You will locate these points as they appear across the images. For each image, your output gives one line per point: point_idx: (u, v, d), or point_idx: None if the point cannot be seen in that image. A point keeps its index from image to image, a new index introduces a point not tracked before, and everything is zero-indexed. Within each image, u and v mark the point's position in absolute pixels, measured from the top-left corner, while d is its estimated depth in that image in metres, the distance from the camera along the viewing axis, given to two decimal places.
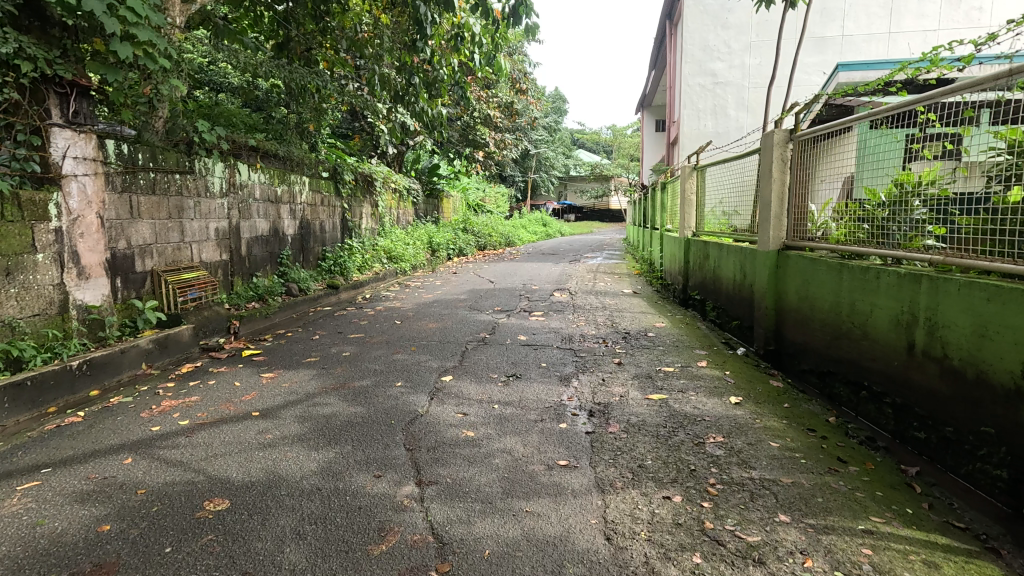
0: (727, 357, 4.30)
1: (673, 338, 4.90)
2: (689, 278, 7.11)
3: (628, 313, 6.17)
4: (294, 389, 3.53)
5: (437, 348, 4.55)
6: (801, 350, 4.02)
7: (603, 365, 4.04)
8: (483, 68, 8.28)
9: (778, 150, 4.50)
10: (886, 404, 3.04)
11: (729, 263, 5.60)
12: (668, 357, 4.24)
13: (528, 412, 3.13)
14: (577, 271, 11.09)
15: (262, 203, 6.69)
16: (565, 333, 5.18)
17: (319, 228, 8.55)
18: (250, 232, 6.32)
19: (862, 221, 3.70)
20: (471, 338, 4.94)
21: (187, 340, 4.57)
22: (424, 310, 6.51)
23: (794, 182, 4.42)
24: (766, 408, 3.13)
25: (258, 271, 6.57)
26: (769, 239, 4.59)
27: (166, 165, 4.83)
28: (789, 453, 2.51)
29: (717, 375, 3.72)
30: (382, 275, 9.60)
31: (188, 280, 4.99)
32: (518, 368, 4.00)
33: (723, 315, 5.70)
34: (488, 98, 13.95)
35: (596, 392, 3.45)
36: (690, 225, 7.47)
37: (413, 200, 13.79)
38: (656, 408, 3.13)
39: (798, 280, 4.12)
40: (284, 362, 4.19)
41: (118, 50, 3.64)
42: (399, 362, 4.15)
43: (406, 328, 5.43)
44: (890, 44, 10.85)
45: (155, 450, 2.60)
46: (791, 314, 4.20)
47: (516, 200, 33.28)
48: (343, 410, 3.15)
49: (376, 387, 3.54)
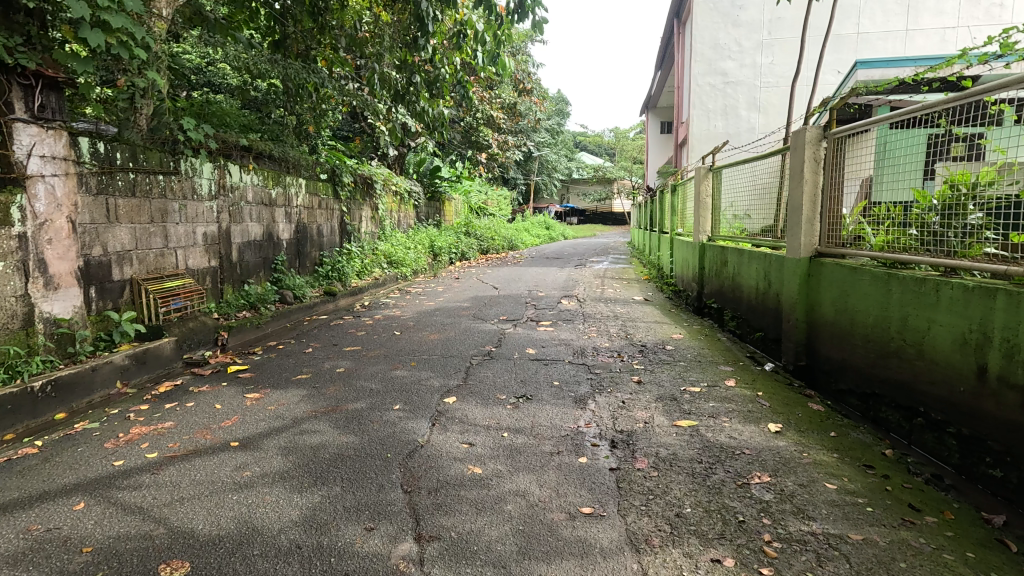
0: (756, 375, 3.93)
1: (694, 352, 4.53)
2: (704, 285, 6.75)
3: (641, 323, 5.81)
4: (281, 413, 3.17)
5: (439, 363, 4.19)
6: (839, 368, 3.65)
7: (622, 384, 3.68)
8: (486, 67, 7.95)
9: (810, 149, 4.12)
10: (949, 434, 2.68)
11: (751, 271, 5.22)
12: (691, 374, 3.87)
13: (542, 443, 2.77)
14: (583, 276, 10.75)
15: (255, 206, 6.34)
16: (577, 345, 4.82)
17: (316, 232, 8.21)
18: (241, 237, 5.98)
19: (906, 226, 3.36)
20: (476, 351, 4.57)
21: (169, 355, 4.22)
22: (426, 319, 6.15)
23: (828, 185, 4.06)
24: (812, 439, 2.76)
25: (251, 278, 6.23)
26: (800, 245, 4.21)
27: (148, 166, 4.49)
28: (850, 498, 2.15)
29: (750, 397, 3.36)
30: (382, 281, 9.26)
31: (172, 289, 4.65)
32: (528, 388, 3.64)
33: (744, 326, 5.33)
34: (490, 99, 13.59)
35: (617, 417, 3.09)
36: (705, 229, 7.08)
37: (415, 202, 13.47)
38: (686, 438, 2.77)
39: (834, 290, 3.75)
40: (272, 380, 3.84)
41: (88, 37, 3.30)
42: (398, 380, 3.79)
43: (406, 339, 5.08)
44: (907, 42, 10.52)
45: (113, 493, 2.25)
46: (827, 328, 3.83)
47: (518, 203, 32.93)
48: (333, 440, 2.79)
49: (372, 412, 3.18)
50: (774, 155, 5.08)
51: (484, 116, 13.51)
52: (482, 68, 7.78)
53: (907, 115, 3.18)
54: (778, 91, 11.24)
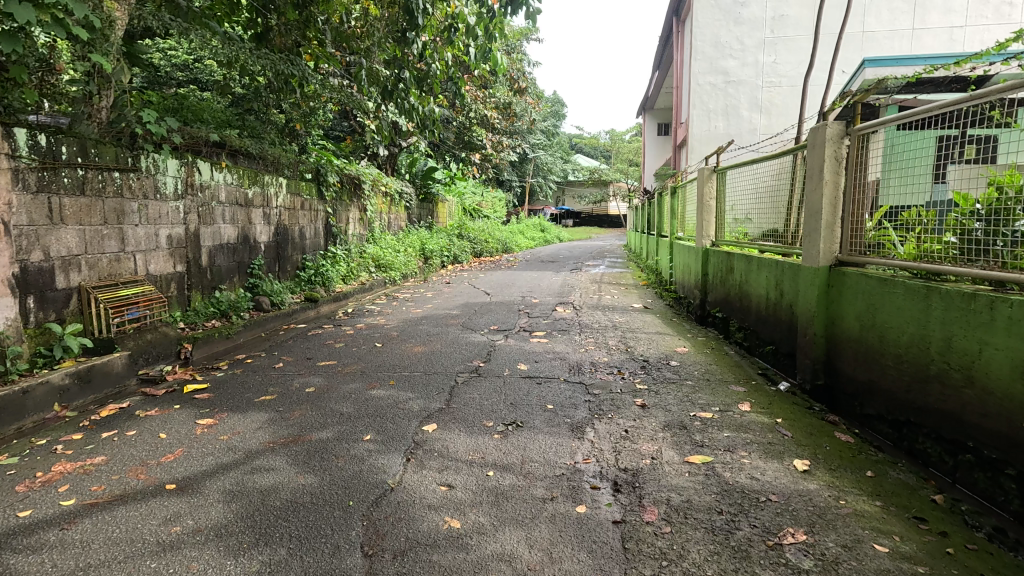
0: (772, 397, 3.54)
1: (701, 369, 4.14)
2: (708, 292, 6.37)
3: (642, 334, 5.43)
4: (233, 444, 2.75)
5: (421, 381, 3.78)
6: (866, 391, 3.28)
7: (624, 408, 3.29)
8: (479, 63, 7.56)
9: (831, 147, 3.71)
10: (1007, 477, 2.31)
11: (761, 279, 4.84)
12: (700, 396, 3.48)
13: (533, 486, 2.37)
14: (579, 281, 10.37)
15: (228, 206, 5.92)
16: (573, 360, 4.43)
17: (298, 234, 7.79)
18: (211, 240, 5.56)
19: (942, 234, 2.98)
20: (462, 367, 4.17)
21: (120, 371, 3.79)
22: (411, 328, 5.74)
23: (850, 186, 3.65)
24: (848, 480, 2.38)
25: (223, 284, 5.80)
26: (817, 253, 3.80)
27: (101, 161, 4.07)
28: (908, 567, 1.77)
29: (769, 426, 2.97)
30: (369, 285, 8.87)
31: (128, 297, 4.21)
32: (519, 412, 3.23)
33: (752, 338, 4.96)
34: (485, 98, 13.23)
35: (619, 451, 2.70)
36: (708, 234, 6.68)
37: (406, 204, 13.09)
38: (702, 480, 2.37)
39: (860, 303, 3.37)
40: (231, 402, 3.41)
41: (15, 11, 2.88)
42: (373, 402, 3.38)
43: (388, 352, 4.67)
44: (914, 41, 10.24)
45: (2, 559, 1.82)
46: (850, 345, 3.45)
47: (513, 204, 32.54)
48: (288, 482, 2.37)
49: (341, 442, 2.78)
50: (785, 154, 4.69)
51: (477, 116, 13.48)
52: (475, 64, 7.40)
53: (951, 107, 2.81)
54: (781, 91, 10.91)
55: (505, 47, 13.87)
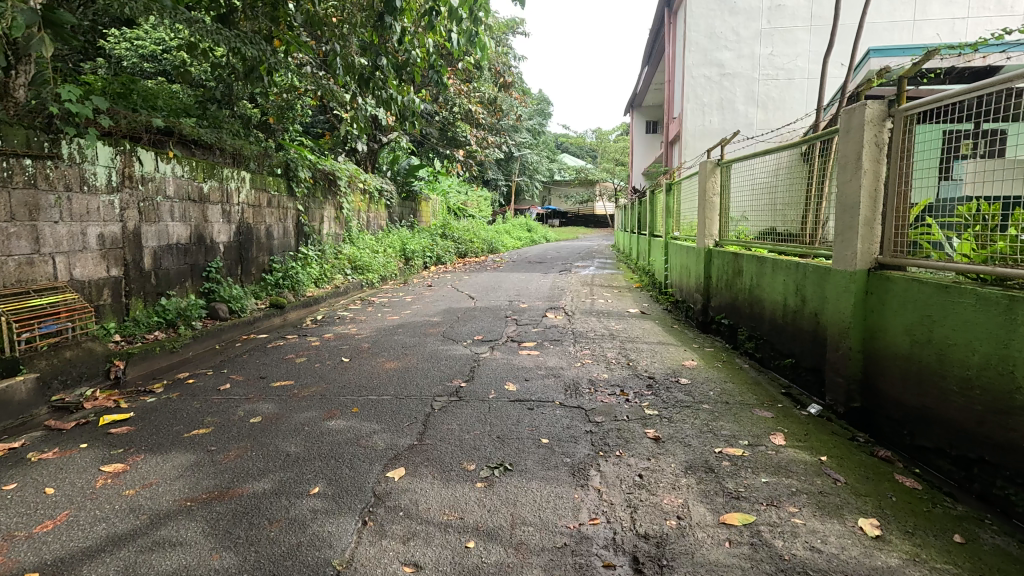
0: (807, 426, 3.00)
1: (717, 389, 3.60)
2: (711, 297, 5.83)
3: (644, 345, 4.88)
4: (137, 504, 2.12)
5: (390, 409, 3.19)
6: (921, 420, 2.75)
7: (634, 442, 2.73)
8: (463, 49, 6.89)
9: (870, 131, 3.15)
10: None
11: (776, 283, 4.31)
12: (723, 426, 2.93)
13: (527, 565, 1.79)
14: (569, 283, 9.82)
15: (178, 202, 5.25)
16: (568, 377, 3.86)
17: (265, 233, 7.13)
18: (156, 239, 4.90)
19: (1011, 232, 2.49)
20: (441, 388, 3.58)
21: (24, 399, 3.14)
22: (385, 339, 5.13)
23: (894, 176, 3.10)
24: (935, 551, 1.84)
25: (172, 288, 5.13)
26: (853, 256, 3.25)
27: (5, 146, 3.43)
28: None
29: (814, 468, 2.43)
30: (344, 289, 8.22)
31: (42, 308, 3.54)
32: (508, 450, 2.65)
33: (767, 349, 4.43)
34: (470, 92, 12.58)
35: (636, 510, 2.13)
36: (711, 233, 6.13)
37: (387, 203, 12.45)
38: (749, 555, 1.82)
39: (910, 314, 2.83)
40: (153, 439, 2.78)
41: None
42: (327, 437, 2.77)
43: (356, 369, 4.06)
44: (915, 33, 9.91)
45: None
46: (897, 364, 2.92)
47: (499, 204, 31.95)
48: (195, 566, 1.75)
49: (278, 498, 2.16)
50: (805, 143, 4.15)
51: (461, 111, 12.85)
52: (459, 51, 6.63)
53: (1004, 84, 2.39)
54: (777, 84, 10.50)
55: (491, 38, 13.24)
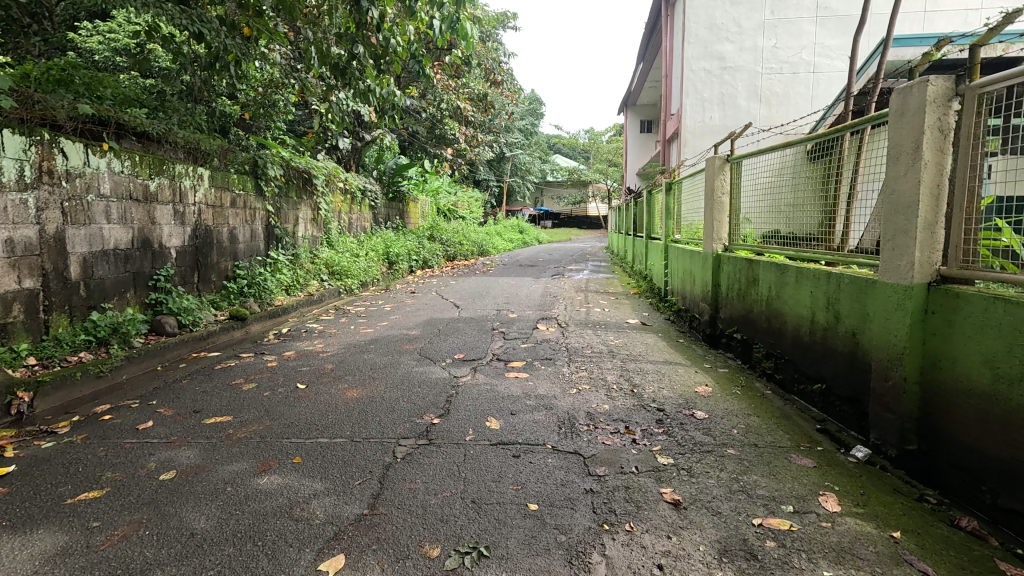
0: (860, 479, 2.40)
1: (742, 427, 2.99)
2: (722, 308, 5.19)
3: (648, 364, 4.27)
4: None
5: (342, 458, 2.56)
6: (1011, 477, 2.16)
7: (648, 509, 2.12)
8: (448, 35, 6.18)
9: (933, 113, 2.56)
10: None
11: (802, 296, 3.70)
12: (757, 482, 2.33)
13: None
14: (562, 289, 9.21)
15: (117, 201, 4.60)
16: (562, 409, 3.24)
17: (227, 235, 6.46)
18: (86, 243, 4.23)
19: None
20: (408, 428, 2.94)
21: None
22: (353, 358, 4.50)
23: (964, 168, 2.50)
24: None
25: (108, 300, 4.47)
26: (908, 267, 2.65)
27: None
28: None
29: (889, 553, 1.84)
30: (319, 296, 7.58)
31: None
32: (486, 523, 2.03)
33: (791, 371, 3.85)
34: (461, 87, 11.62)
35: None
36: (719, 237, 5.47)
37: (371, 203, 11.80)
38: None
39: (994, 341, 2.24)
40: (24, 508, 2.14)
41: None
42: (254, 505, 2.14)
43: (312, 400, 3.42)
44: (925, 25, 9.44)
45: None
46: (972, 403, 2.33)
47: (490, 206, 31.31)
48: None
49: None
50: (834, 132, 3.52)
51: (449, 107, 12.20)
52: (441, 39, 5.96)
53: None
54: (781, 78, 9.96)
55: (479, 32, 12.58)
